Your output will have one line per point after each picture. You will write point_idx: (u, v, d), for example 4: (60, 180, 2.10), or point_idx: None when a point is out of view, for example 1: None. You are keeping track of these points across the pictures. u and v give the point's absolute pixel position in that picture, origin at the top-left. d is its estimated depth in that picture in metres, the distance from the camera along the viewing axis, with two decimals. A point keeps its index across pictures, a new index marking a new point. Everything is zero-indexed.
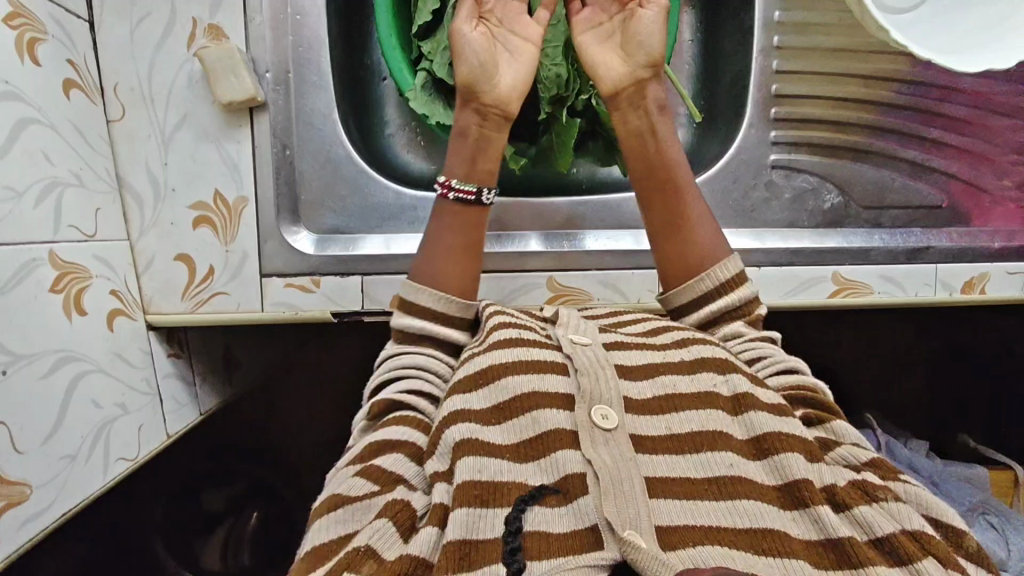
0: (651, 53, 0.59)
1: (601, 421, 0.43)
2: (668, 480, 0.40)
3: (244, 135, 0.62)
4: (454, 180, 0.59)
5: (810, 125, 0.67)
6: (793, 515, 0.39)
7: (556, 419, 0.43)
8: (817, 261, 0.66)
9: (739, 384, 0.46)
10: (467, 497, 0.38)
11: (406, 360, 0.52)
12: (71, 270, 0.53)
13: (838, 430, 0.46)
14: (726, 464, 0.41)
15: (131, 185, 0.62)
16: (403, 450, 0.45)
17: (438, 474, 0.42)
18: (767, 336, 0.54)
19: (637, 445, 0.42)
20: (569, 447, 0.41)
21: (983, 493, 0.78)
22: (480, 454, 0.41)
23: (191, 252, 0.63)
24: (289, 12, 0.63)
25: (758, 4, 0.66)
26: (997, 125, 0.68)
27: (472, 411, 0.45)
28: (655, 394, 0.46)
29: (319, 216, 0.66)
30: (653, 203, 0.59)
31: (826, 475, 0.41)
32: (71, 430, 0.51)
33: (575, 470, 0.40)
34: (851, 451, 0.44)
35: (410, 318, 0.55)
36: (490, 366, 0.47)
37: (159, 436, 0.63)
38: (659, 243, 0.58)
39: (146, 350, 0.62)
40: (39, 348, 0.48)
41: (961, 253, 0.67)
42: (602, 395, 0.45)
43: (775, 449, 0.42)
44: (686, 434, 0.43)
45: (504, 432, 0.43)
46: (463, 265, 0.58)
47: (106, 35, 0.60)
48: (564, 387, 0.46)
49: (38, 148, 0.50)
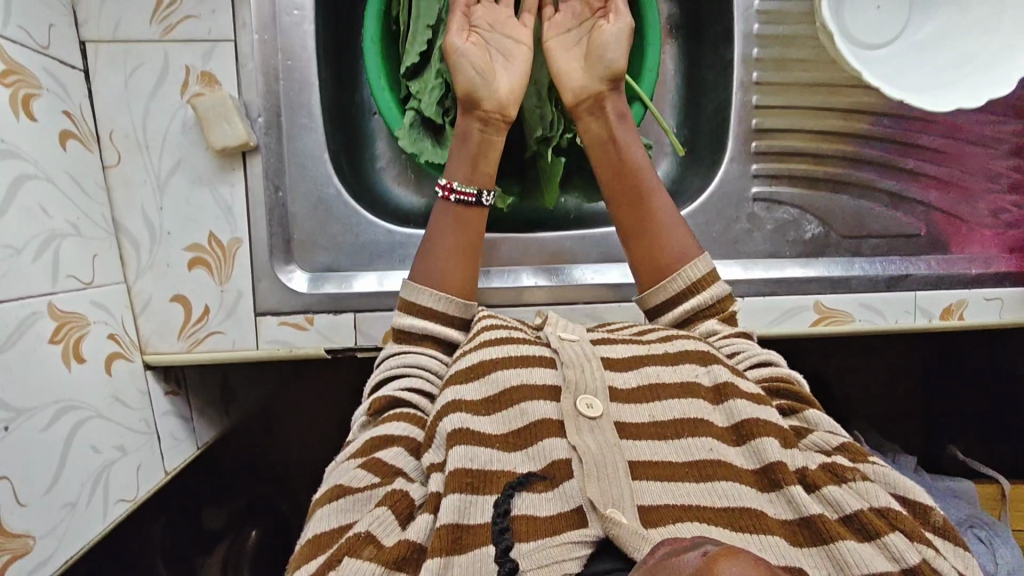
0: (610, 65, 0.62)
1: (586, 409, 0.45)
2: (652, 463, 0.43)
3: (237, 178, 0.64)
4: (455, 181, 0.62)
5: (790, 157, 0.68)
6: (770, 497, 0.42)
7: (543, 409, 0.46)
8: (800, 291, 0.68)
9: (720, 374, 0.49)
10: (458, 483, 0.40)
11: (409, 360, 0.53)
12: (69, 320, 0.54)
13: (811, 419, 0.48)
14: (706, 448, 0.44)
15: (127, 229, 0.63)
16: (404, 443, 0.46)
17: (433, 465, 0.44)
18: (742, 332, 0.56)
19: (620, 431, 0.45)
20: (556, 435, 0.44)
21: (971, 507, 0.79)
22: (472, 442, 0.43)
23: (186, 293, 0.65)
24: (280, 57, 0.64)
25: (737, 41, 0.67)
26: (972, 155, 0.70)
27: (463, 401, 0.47)
28: (638, 383, 0.49)
29: (312, 255, 0.67)
30: (622, 207, 0.62)
31: (798, 459, 0.44)
32: (72, 478, 0.52)
33: (562, 456, 0.42)
34: (825, 436, 0.47)
35: (414, 319, 0.56)
36: (481, 361, 0.51)
37: (158, 474, 0.64)
38: (631, 245, 0.61)
39: (143, 390, 0.64)
40: (39, 401, 0.50)
41: (939, 280, 0.70)
42: (588, 384, 0.47)
43: (752, 434, 0.45)
44: (669, 421, 0.46)
45: (493, 423, 0.46)
46: (463, 263, 0.60)
47: (101, 85, 0.62)
48: (551, 378, 0.49)
49: (36, 203, 0.52)
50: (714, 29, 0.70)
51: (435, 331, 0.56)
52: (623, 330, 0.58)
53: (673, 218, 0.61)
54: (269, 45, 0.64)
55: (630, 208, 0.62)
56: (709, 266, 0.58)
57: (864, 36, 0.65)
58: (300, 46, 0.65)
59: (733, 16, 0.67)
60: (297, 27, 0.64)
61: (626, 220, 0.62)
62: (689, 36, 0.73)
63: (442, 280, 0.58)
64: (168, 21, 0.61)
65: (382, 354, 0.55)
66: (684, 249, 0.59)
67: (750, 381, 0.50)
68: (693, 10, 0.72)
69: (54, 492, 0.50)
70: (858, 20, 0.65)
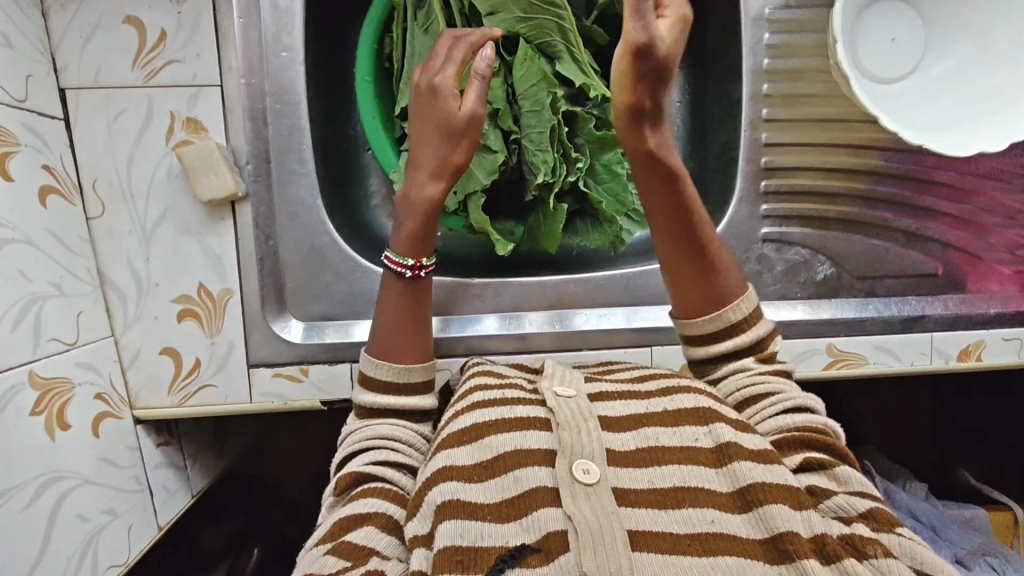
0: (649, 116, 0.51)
1: (583, 475, 0.41)
2: (654, 533, 0.39)
3: (226, 228, 0.62)
4: (423, 258, 0.57)
5: (800, 196, 0.66)
6: (781, 570, 0.37)
7: (538, 477, 0.42)
8: (811, 334, 0.66)
9: (722, 434, 0.45)
10: (446, 564, 0.37)
11: (371, 432, 0.52)
12: (52, 387, 0.52)
13: (841, 476, 0.44)
14: (708, 521, 0.40)
15: (113, 281, 0.61)
16: (373, 521, 0.44)
17: (415, 537, 0.41)
18: (780, 369, 0.52)
19: (619, 499, 0.41)
20: (551, 505, 0.40)
21: (985, 536, 0.75)
22: (462, 516, 0.40)
23: (176, 345, 0.62)
24: (269, 101, 0.61)
25: (746, 77, 0.64)
26: (991, 191, 0.67)
27: (455, 466, 0.44)
28: (637, 446, 0.45)
29: (306, 304, 0.64)
30: (670, 240, 0.55)
31: (814, 526, 0.39)
32: (57, 552, 0.51)
33: (556, 527, 0.39)
34: (845, 502, 0.42)
35: (376, 394, 0.54)
36: (474, 426, 0.47)
37: (151, 530, 0.61)
38: (675, 278, 0.56)
39: (134, 447, 0.61)
40: (19, 478, 0.48)
41: (956, 321, 0.67)
42: (584, 448, 0.43)
43: (759, 501, 0.40)
44: (669, 488, 0.42)
45: (484, 491, 0.42)
46: (419, 334, 0.57)
47: (82, 132, 0.59)
48: (546, 442, 0.45)
49: (14, 268, 0.50)
50: (720, 61, 0.67)
51: (408, 404, 0.54)
52: (619, 373, 0.55)
53: (724, 254, 0.56)
54: (256, 89, 0.61)
55: (685, 251, 0.55)
56: (754, 301, 0.55)
57: (878, 69, 0.62)
58: (290, 89, 0.62)
59: (741, 50, 0.64)
60: (286, 68, 0.61)
61: (677, 262, 0.55)
62: (694, 66, 0.70)
63: (394, 350, 0.56)
64: (150, 66, 0.59)
65: (345, 431, 0.54)
66: (734, 285, 0.55)
67: (755, 435, 0.46)
68: (699, 39, 0.69)
69: (39, 571, 0.49)
70: (872, 53, 0.62)
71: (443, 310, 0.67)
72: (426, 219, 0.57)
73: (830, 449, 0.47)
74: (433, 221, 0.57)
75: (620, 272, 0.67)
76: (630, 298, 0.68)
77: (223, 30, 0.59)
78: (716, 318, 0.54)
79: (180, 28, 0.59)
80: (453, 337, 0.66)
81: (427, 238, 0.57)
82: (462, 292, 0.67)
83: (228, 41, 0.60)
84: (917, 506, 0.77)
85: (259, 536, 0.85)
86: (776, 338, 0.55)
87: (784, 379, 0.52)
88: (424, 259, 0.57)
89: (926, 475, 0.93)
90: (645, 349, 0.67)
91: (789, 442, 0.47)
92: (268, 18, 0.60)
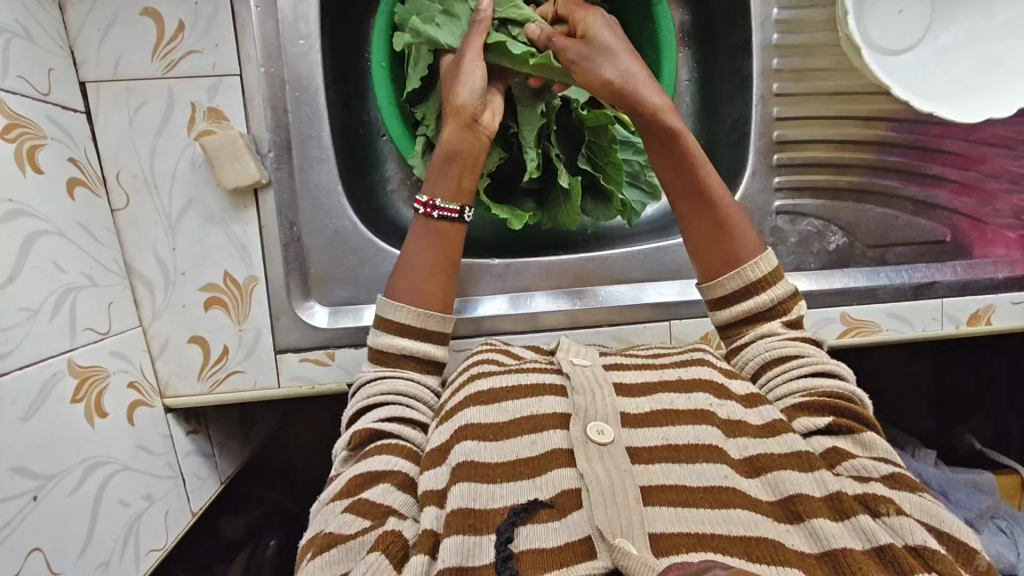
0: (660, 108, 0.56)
1: (597, 435, 0.42)
2: (665, 488, 0.40)
3: (251, 216, 0.62)
4: (437, 198, 0.58)
5: (810, 169, 0.67)
6: (789, 527, 0.39)
7: (555, 439, 0.44)
8: (823, 303, 0.68)
9: (734, 410, 0.46)
10: (458, 525, 0.38)
11: (384, 387, 0.52)
12: (88, 376, 0.53)
13: (868, 443, 0.44)
14: (721, 476, 0.41)
15: (139, 271, 0.62)
16: (391, 479, 0.45)
17: (429, 493, 0.42)
18: (807, 337, 0.52)
19: (633, 457, 0.42)
20: (564, 465, 0.42)
21: (993, 498, 0.76)
22: (476, 479, 0.41)
23: (205, 333, 0.63)
24: (288, 89, 0.62)
25: (756, 53, 0.66)
26: (996, 159, 0.69)
27: (471, 425, 0.45)
28: (651, 408, 0.46)
29: (330, 289, 0.66)
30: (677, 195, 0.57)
31: (830, 485, 0.40)
32: (101, 537, 0.52)
33: (569, 487, 0.40)
34: (867, 463, 0.42)
35: (396, 338, 0.54)
36: (490, 390, 0.48)
37: (185, 516, 0.62)
38: (694, 238, 0.57)
39: (166, 434, 0.62)
40: (64, 464, 0.49)
41: (965, 286, 0.69)
42: (598, 411, 0.44)
43: (769, 467, 0.42)
44: (683, 445, 0.43)
45: (500, 452, 0.43)
46: (432, 279, 0.57)
47: (105, 125, 0.60)
48: (561, 406, 0.47)
49: (49, 259, 0.50)
50: (730, 39, 0.69)
51: (420, 350, 0.54)
52: (638, 350, 0.56)
53: (744, 218, 0.56)
54: (276, 77, 0.62)
55: (694, 212, 0.57)
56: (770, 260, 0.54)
57: (887, 42, 0.63)
58: (308, 77, 0.62)
59: (750, 28, 0.65)
60: (304, 56, 0.62)
61: (698, 226, 0.56)
62: (702, 44, 0.72)
63: (421, 295, 0.56)
64: (169, 57, 0.59)
65: (359, 381, 0.54)
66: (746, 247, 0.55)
67: (768, 406, 0.47)
68: (707, 18, 0.71)
69: (86, 556, 0.50)
70: (879, 26, 0.63)
71: (461, 292, 0.68)
72: (444, 162, 0.58)
73: (857, 418, 0.46)
74: (477, 167, 0.59)
75: (636, 250, 0.69)
76: (647, 275, 0.69)
77: (241, 20, 0.60)
78: (740, 272, 0.54)
79: (197, 19, 0.59)
80: (472, 318, 0.67)
81: (471, 187, 0.59)
82: (481, 272, 0.68)
83: (245, 30, 0.60)
84: (927, 470, 0.78)
85: (280, 524, 0.86)
86: (796, 303, 0.54)
87: (812, 346, 0.52)
88: (438, 199, 0.58)
89: (933, 441, 0.95)
90: (665, 324, 0.68)
91: (816, 406, 0.46)
92: (285, 7, 0.61)
